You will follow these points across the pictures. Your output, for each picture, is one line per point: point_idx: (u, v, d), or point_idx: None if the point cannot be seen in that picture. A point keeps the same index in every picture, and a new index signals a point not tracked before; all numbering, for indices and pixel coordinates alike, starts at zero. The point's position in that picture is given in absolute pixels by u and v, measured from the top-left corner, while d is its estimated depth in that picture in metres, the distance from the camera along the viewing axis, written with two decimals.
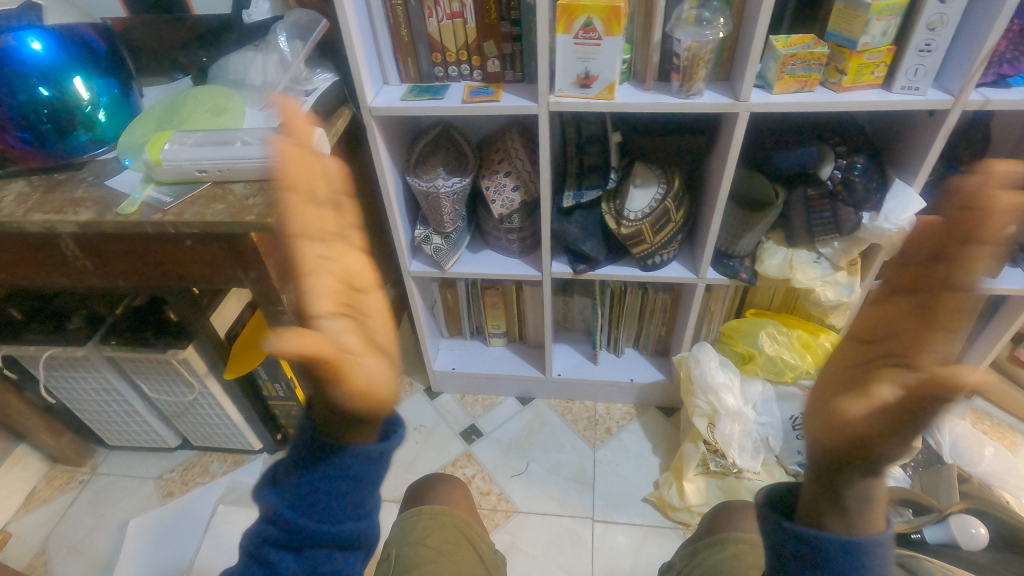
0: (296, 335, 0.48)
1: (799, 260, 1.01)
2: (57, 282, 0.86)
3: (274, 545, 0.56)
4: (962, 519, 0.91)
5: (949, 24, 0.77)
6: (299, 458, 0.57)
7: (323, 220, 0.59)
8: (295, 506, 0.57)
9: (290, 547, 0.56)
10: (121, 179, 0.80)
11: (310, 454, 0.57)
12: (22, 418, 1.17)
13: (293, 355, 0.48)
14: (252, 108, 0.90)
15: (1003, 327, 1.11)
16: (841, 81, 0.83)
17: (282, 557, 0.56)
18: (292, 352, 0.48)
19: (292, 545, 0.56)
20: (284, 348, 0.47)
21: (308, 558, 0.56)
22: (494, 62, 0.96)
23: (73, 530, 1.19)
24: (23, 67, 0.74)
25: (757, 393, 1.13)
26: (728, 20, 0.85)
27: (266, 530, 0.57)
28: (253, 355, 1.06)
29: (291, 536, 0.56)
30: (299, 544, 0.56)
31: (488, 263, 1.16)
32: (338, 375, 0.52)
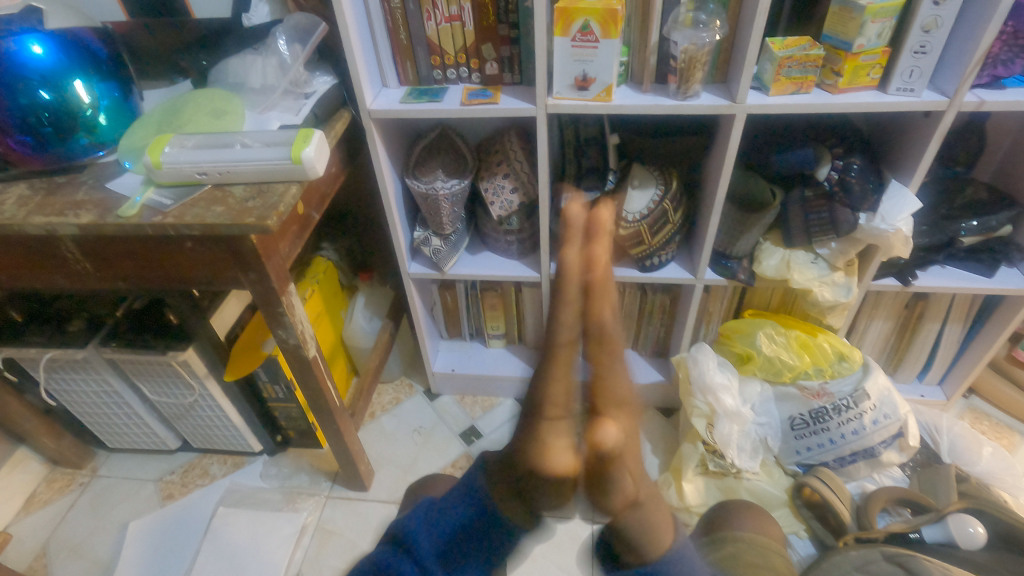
0: (560, 444, 0.50)
1: (797, 261, 1.01)
2: (58, 284, 0.86)
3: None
4: (960, 517, 0.91)
5: (944, 26, 0.78)
6: (465, 522, 0.58)
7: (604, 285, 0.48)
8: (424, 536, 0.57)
9: None
10: (122, 182, 0.81)
11: (476, 524, 0.57)
12: (22, 419, 1.18)
13: (568, 465, 0.50)
14: (251, 111, 0.91)
15: (1000, 327, 1.11)
16: (837, 82, 0.84)
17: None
18: (561, 461, 0.50)
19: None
20: (605, 441, 0.48)
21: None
22: (492, 65, 0.96)
23: (74, 533, 1.19)
24: (23, 71, 0.75)
25: (756, 393, 1.12)
26: (725, 23, 0.85)
27: (402, 563, 0.56)
28: (257, 357, 1.07)
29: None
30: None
31: (488, 264, 1.17)
32: (605, 470, 0.49)
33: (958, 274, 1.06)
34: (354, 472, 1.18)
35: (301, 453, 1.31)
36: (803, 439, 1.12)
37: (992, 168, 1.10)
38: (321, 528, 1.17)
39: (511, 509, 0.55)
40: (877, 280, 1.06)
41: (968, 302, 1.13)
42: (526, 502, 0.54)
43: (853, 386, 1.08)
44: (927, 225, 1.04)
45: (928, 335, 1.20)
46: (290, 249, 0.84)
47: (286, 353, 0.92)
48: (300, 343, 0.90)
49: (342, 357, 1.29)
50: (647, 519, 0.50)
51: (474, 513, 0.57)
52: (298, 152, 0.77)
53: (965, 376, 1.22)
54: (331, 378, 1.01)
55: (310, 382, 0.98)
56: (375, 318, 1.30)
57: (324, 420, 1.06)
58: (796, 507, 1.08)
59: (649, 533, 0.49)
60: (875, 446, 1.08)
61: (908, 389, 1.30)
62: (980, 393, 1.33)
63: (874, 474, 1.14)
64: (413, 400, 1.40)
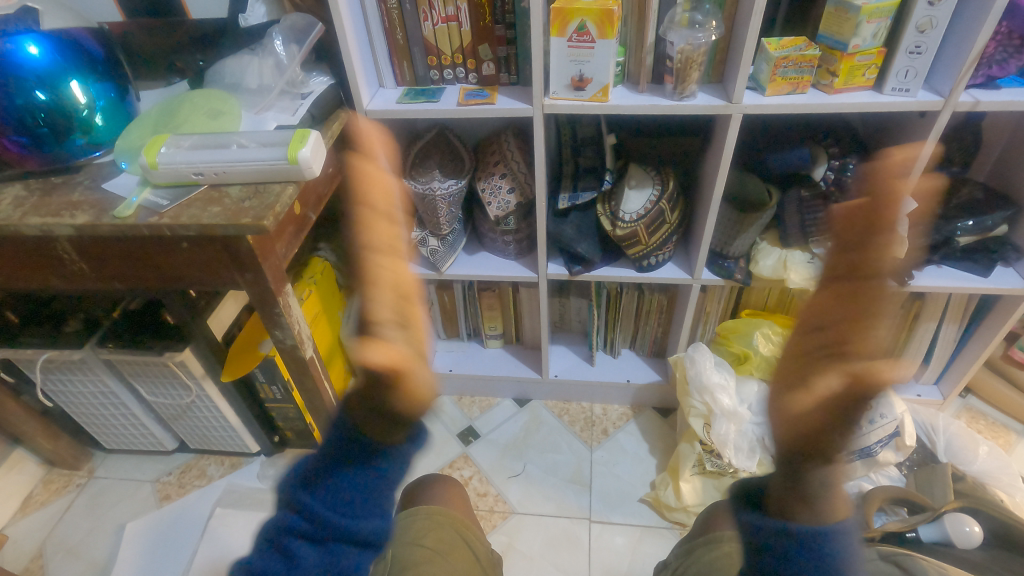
0: (376, 349, 0.56)
1: (794, 261, 1.01)
2: (54, 285, 0.86)
3: (297, 536, 0.54)
4: (956, 516, 0.91)
5: (939, 26, 0.78)
6: (329, 455, 0.57)
7: (382, 234, 0.63)
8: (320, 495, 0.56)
9: (313, 540, 0.54)
10: (118, 182, 0.81)
11: (341, 451, 0.57)
12: (18, 421, 1.17)
13: (382, 369, 0.55)
14: (248, 111, 0.91)
15: (996, 327, 1.12)
16: (832, 83, 0.84)
17: (305, 549, 0.54)
18: (375, 366, 0.55)
19: (319, 537, 0.54)
20: (370, 361, 0.55)
21: (331, 552, 0.54)
22: (489, 65, 0.96)
23: (70, 534, 1.19)
24: (20, 72, 0.75)
25: (753, 393, 1.12)
26: (721, 23, 0.85)
27: (293, 520, 0.55)
28: (253, 357, 1.07)
29: (316, 527, 0.54)
30: (322, 537, 0.54)
31: (485, 265, 1.17)
32: (399, 378, 0.56)
33: (954, 274, 1.06)
34: None
35: (298, 454, 1.31)
36: None
37: (988, 167, 1.10)
38: None
39: (368, 425, 0.57)
40: None
41: (964, 302, 1.14)
42: (380, 413, 0.57)
43: None
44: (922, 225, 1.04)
45: (924, 334, 1.21)
46: (287, 249, 0.84)
47: (283, 354, 0.92)
48: (297, 343, 0.90)
49: (339, 358, 1.29)
50: (828, 477, 0.57)
51: (335, 444, 0.57)
52: (294, 152, 0.77)
53: (961, 376, 1.22)
54: (326, 377, 1.01)
55: (307, 382, 0.97)
56: None
57: (321, 421, 1.06)
58: None
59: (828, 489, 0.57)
60: (872, 445, 1.08)
61: (904, 388, 1.30)
62: (976, 392, 1.34)
63: (870, 473, 1.14)
64: None
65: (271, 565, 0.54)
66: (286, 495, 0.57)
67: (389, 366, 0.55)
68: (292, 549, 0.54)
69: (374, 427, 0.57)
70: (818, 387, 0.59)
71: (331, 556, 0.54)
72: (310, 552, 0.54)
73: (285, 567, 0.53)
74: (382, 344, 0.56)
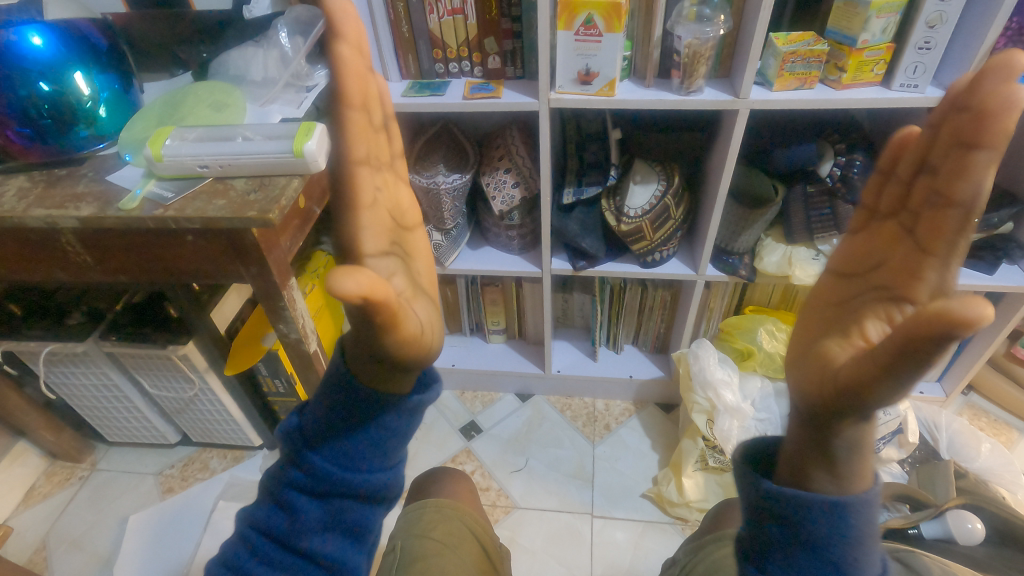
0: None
1: (798, 257, 1.01)
2: (57, 277, 0.85)
3: (300, 491, 0.51)
4: (959, 514, 0.92)
5: (949, 22, 0.78)
6: (331, 414, 0.51)
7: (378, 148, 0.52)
8: (319, 447, 0.51)
9: (313, 493, 0.51)
10: (122, 174, 0.80)
11: (335, 413, 0.51)
12: (21, 413, 1.17)
13: (355, 302, 0.38)
14: (252, 104, 0.91)
15: (1000, 324, 1.12)
16: (840, 78, 0.83)
17: (302, 501, 0.51)
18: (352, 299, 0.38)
19: (319, 492, 0.51)
20: (344, 292, 0.37)
21: (333, 509, 0.51)
22: (495, 58, 0.96)
23: (73, 526, 1.19)
24: (23, 63, 0.75)
25: (756, 389, 1.13)
26: (729, 17, 0.85)
27: (291, 472, 0.51)
28: (256, 351, 1.07)
29: (320, 484, 0.50)
30: (325, 492, 0.51)
31: (488, 260, 1.16)
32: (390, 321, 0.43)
33: (958, 271, 1.06)
34: None
35: None
36: None
37: None
38: None
39: (377, 380, 0.50)
40: None
41: None
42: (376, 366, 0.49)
43: None
44: None
45: None
46: (291, 243, 0.84)
47: (288, 347, 0.92)
48: (302, 337, 0.90)
49: None
50: (857, 437, 0.44)
51: (341, 402, 0.51)
52: (300, 145, 0.77)
53: (965, 373, 1.22)
54: None
55: (311, 376, 0.98)
56: None
57: None
58: None
59: (853, 447, 0.44)
60: (875, 442, 1.09)
61: None
62: (980, 390, 1.34)
63: (873, 470, 1.14)
64: None
65: (272, 518, 0.51)
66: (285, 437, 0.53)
67: (363, 296, 0.38)
68: (289, 501, 0.51)
69: (376, 378, 0.50)
70: (865, 330, 0.41)
71: (331, 508, 0.51)
72: (312, 507, 0.51)
73: (287, 522, 0.51)
74: (356, 266, 0.39)
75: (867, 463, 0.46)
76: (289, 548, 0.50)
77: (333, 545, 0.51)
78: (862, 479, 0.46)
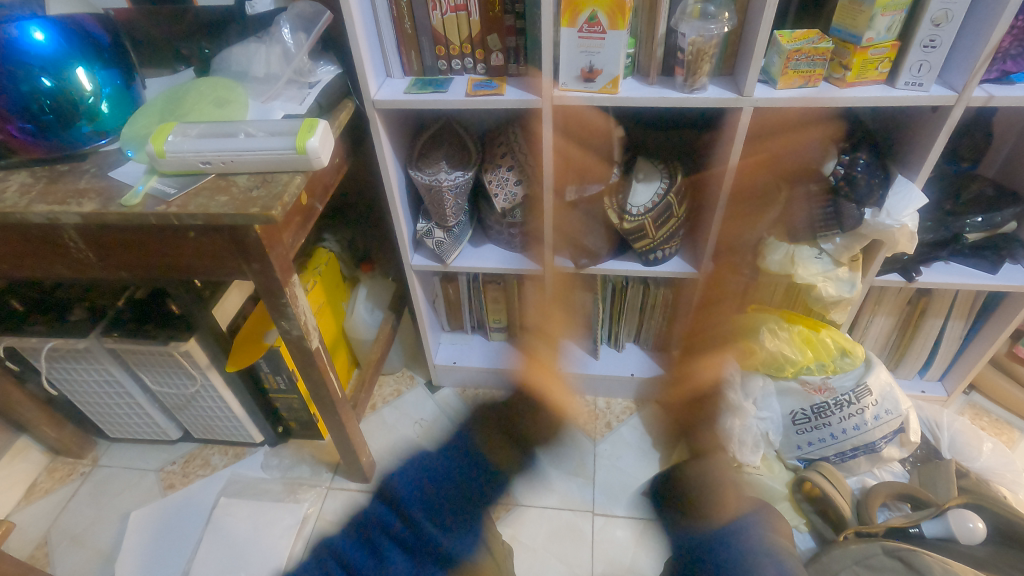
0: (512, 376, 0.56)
1: (802, 256, 1.00)
2: (60, 273, 0.85)
3: (388, 536, 0.51)
4: (960, 513, 0.92)
5: (954, 20, 0.77)
6: (441, 475, 0.54)
7: None
8: (423, 502, 0.53)
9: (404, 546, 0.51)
10: (125, 170, 0.80)
11: (446, 501, 0.53)
12: (22, 409, 1.17)
13: (532, 399, 0.67)
14: (255, 100, 0.91)
15: (1002, 324, 1.12)
16: (845, 76, 0.83)
17: (395, 554, 0.51)
18: None
19: (412, 546, 0.52)
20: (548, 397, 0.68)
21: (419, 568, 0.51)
22: (498, 56, 0.96)
23: (75, 521, 1.19)
24: (25, 57, 0.74)
25: (757, 388, 1.12)
26: (734, 15, 0.84)
27: (393, 523, 0.51)
28: (258, 347, 1.07)
29: (414, 540, 0.52)
30: (418, 549, 0.52)
31: (490, 257, 1.16)
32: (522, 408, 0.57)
33: (961, 270, 1.06)
34: (355, 463, 1.18)
35: (302, 444, 1.31)
36: (803, 434, 1.13)
37: (997, 164, 1.10)
38: (323, 519, 1.18)
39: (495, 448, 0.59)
40: (881, 276, 1.06)
41: (971, 299, 1.13)
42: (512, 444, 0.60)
43: (855, 381, 1.07)
44: (931, 221, 1.04)
45: (930, 331, 1.21)
46: (294, 239, 0.84)
47: (289, 344, 0.92)
48: (303, 334, 0.90)
49: (343, 349, 1.29)
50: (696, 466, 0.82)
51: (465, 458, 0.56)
52: (303, 142, 0.76)
53: (966, 373, 1.22)
54: (332, 368, 1.01)
55: (314, 373, 0.98)
56: (377, 310, 1.30)
57: (326, 411, 1.06)
58: (796, 502, 1.10)
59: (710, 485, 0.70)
60: (876, 441, 1.09)
61: (908, 384, 1.30)
62: (980, 389, 1.34)
63: (874, 469, 1.14)
64: (414, 392, 1.40)
65: (358, 554, 0.51)
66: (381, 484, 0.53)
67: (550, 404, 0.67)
68: (379, 547, 0.51)
69: (502, 452, 0.59)
70: None
71: (417, 562, 0.51)
72: (398, 557, 0.51)
73: (374, 567, 0.51)
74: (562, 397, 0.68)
75: (723, 497, 0.68)
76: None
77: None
78: (723, 512, 0.66)
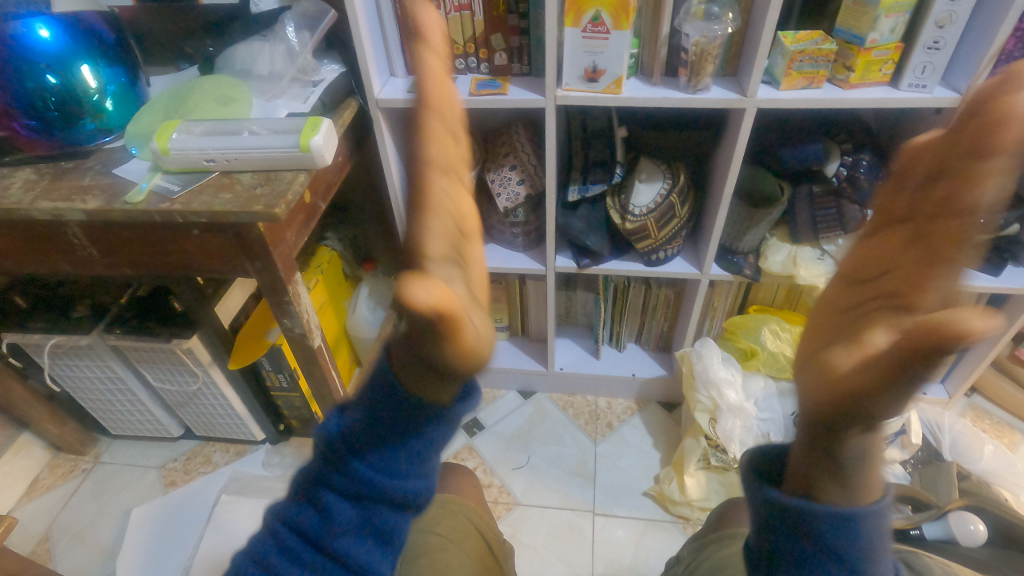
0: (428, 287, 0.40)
1: (803, 257, 1.02)
2: (63, 269, 0.86)
3: (335, 492, 0.44)
4: (961, 515, 0.92)
5: (959, 21, 0.77)
6: (373, 416, 0.45)
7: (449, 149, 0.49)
8: (358, 448, 0.45)
9: (350, 497, 0.44)
10: (129, 168, 0.80)
11: (383, 422, 0.45)
12: (25, 406, 1.18)
13: (427, 313, 0.39)
14: (259, 98, 0.91)
15: (1004, 327, 1.12)
16: (848, 77, 0.83)
17: (343, 508, 0.44)
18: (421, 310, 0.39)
19: (358, 496, 0.44)
20: (415, 302, 0.39)
21: (370, 516, 0.45)
22: (501, 55, 0.95)
23: (77, 518, 1.20)
24: (31, 56, 0.74)
25: (759, 388, 1.14)
26: (737, 15, 0.84)
27: (331, 475, 0.45)
28: (261, 345, 1.07)
29: (362, 493, 0.44)
30: (364, 498, 0.44)
31: (493, 257, 1.16)
32: (452, 328, 0.40)
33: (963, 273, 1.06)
34: None
35: (303, 442, 1.31)
36: None
37: None
38: None
39: (418, 381, 0.44)
40: None
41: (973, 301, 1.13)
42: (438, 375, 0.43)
43: None
44: None
45: None
46: (297, 237, 0.84)
47: (292, 342, 0.92)
48: (306, 332, 0.90)
49: (344, 347, 1.30)
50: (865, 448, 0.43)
51: (383, 405, 0.45)
52: (307, 140, 0.77)
53: (968, 375, 1.22)
54: (335, 366, 1.01)
55: (316, 372, 0.98)
56: (379, 308, 1.31)
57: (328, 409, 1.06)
58: None
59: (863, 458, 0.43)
60: None
61: None
62: (982, 391, 1.33)
63: (875, 471, 1.15)
64: None
65: (307, 520, 0.44)
66: (319, 441, 0.46)
67: (435, 305, 0.39)
68: (325, 503, 0.44)
69: (429, 379, 0.44)
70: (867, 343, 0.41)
71: (370, 522, 0.45)
72: (348, 511, 0.44)
73: (320, 527, 0.44)
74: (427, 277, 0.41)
75: (874, 472, 0.45)
76: (324, 552, 0.44)
77: (364, 552, 0.44)
78: (870, 490, 0.45)
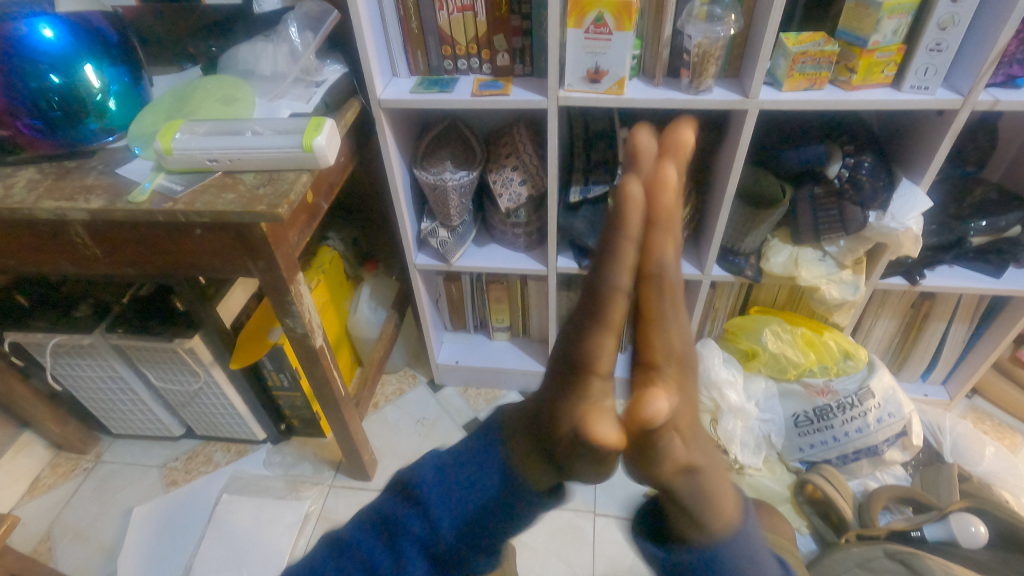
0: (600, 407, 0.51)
1: (805, 258, 1.02)
2: (65, 268, 0.86)
3: (412, 542, 0.52)
4: (962, 516, 0.91)
5: (961, 23, 0.77)
6: (463, 483, 0.55)
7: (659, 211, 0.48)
8: (441, 501, 0.54)
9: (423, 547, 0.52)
10: (132, 168, 0.80)
11: (462, 491, 0.54)
12: (27, 404, 1.18)
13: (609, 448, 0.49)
14: (262, 98, 0.91)
15: (1005, 328, 1.12)
16: (850, 79, 0.83)
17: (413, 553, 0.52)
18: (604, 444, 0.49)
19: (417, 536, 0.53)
20: (651, 417, 0.47)
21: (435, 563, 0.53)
22: (504, 56, 0.96)
23: (78, 517, 1.20)
24: (34, 55, 0.75)
25: (760, 389, 1.14)
26: (740, 17, 0.84)
27: (411, 522, 0.53)
28: (263, 345, 1.07)
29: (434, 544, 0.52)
30: (435, 549, 0.52)
31: (495, 257, 1.16)
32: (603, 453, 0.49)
33: (964, 274, 1.06)
34: (357, 461, 1.19)
35: (304, 442, 1.31)
36: (806, 435, 1.13)
37: (1001, 168, 1.10)
38: (324, 517, 1.18)
39: (536, 472, 0.54)
40: (884, 278, 1.06)
41: (975, 302, 1.13)
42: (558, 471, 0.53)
43: (857, 384, 1.08)
44: (935, 224, 1.03)
45: (933, 334, 1.20)
46: (298, 237, 0.84)
47: (294, 342, 0.92)
48: (308, 332, 0.90)
49: (346, 347, 1.30)
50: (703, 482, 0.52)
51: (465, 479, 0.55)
52: (310, 140, 0.77)
53: (969, 376, 1.22)
54: (336, 367, 1.01)
55: (317, 372, 0.98)
56: (380, 309, 1.31)
57: (329, 409, 1.06)
58: (798, 504, 1.08)
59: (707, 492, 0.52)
60: (879, 444, 1.08)
61: (911, 387, 1.30)
62: (983, 393, 1.33)
63: (876, 473, 1.14)
64: (417, 392, 1.40)
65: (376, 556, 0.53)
66: (404, 485, 0.56)
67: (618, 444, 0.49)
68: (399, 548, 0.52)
69: (577, 463, 0.51)
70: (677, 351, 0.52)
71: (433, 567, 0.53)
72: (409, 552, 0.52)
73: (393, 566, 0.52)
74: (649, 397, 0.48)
75: (721, 496, 0.53)
76: None
77: None
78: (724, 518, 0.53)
